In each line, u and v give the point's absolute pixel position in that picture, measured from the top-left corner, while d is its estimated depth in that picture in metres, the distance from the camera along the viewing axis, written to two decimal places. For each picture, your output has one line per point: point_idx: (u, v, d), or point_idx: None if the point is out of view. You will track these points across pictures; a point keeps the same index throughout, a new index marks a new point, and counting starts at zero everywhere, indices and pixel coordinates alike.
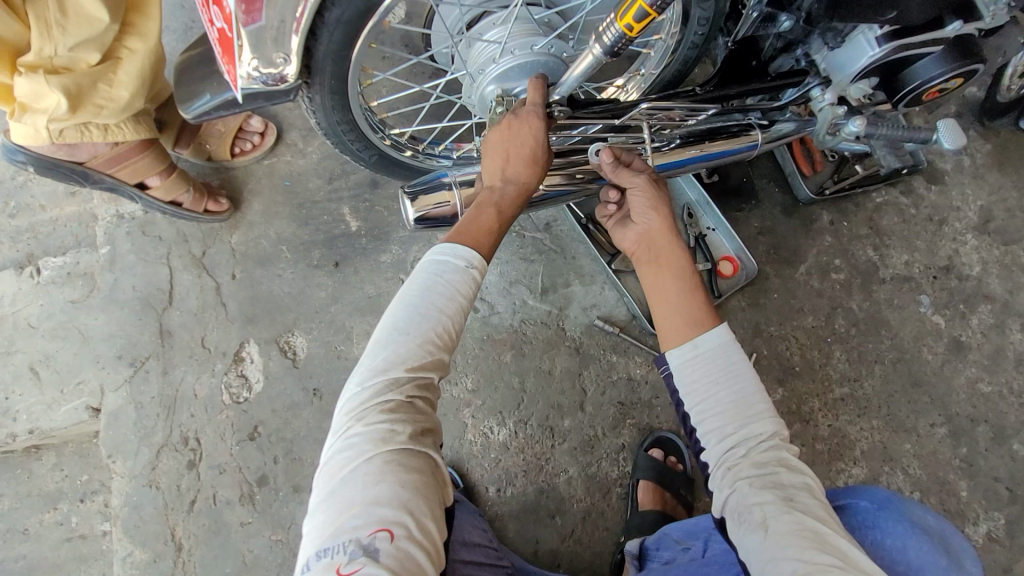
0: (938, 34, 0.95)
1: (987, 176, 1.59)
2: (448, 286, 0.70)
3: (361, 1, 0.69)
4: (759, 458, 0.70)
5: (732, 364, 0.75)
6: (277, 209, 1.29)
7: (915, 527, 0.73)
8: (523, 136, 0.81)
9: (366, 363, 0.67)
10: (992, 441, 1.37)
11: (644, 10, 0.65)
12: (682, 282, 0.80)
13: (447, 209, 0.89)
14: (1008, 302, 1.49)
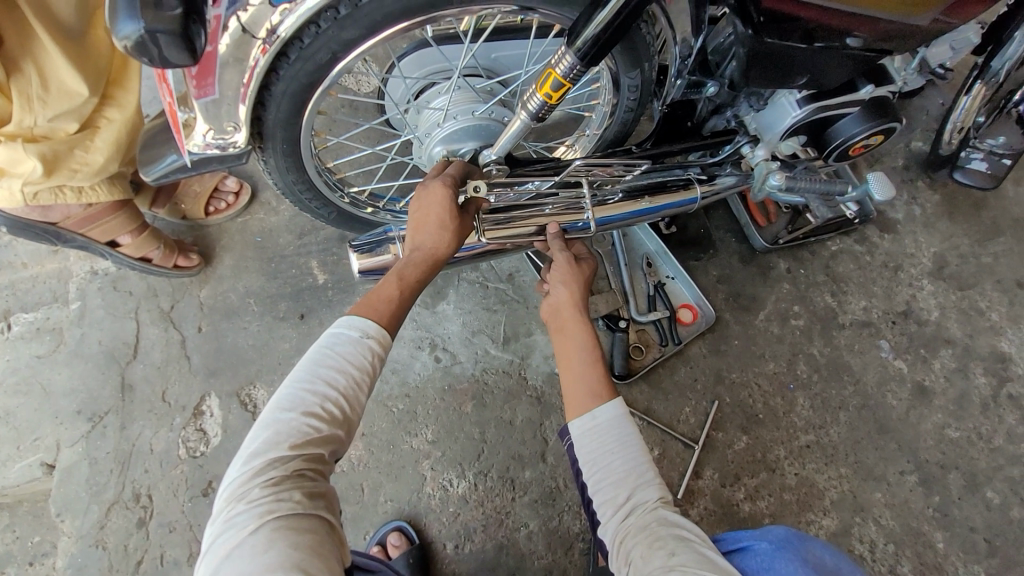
0: (852, 96, 1.03)
1: (938, 224, 1.65)
2: (339, 357, 0.76)
3: (303, 77, 0.74)
4: (646, 523, 0.74)
5: (624, 435, 0.80)
6: (247, 263, 1.34)
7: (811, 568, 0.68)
8: (433, 207, 0.88)
9: (252, 443, 0.71)
10: (964, 489, 1.36)
11: (559, 81, 0.73)
12: (582, 354, 0.87)
13: (389, 260, 0.95)
14: (969, 346, 1.51)
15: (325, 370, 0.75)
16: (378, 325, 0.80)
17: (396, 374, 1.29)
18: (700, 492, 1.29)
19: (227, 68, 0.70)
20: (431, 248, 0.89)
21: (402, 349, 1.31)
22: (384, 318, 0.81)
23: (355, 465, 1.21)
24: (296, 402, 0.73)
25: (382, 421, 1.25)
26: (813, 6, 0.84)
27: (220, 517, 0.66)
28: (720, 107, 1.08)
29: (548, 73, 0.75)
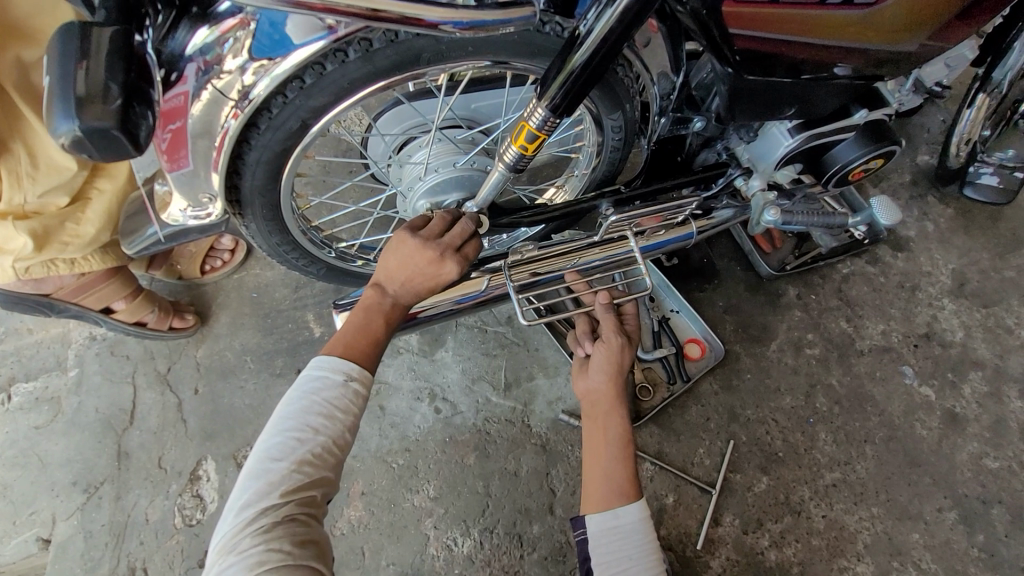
0: (846, 121, 1.00)
1: (954, 240, 1.58)
2: (324, 403, 0.74)
3: (276, 144, 0.74)
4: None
5: (643, 542, 0.80)
6: (243, 320, 1.33)
7: None
8: (423, 273, 0.83)
9: (243, 492, 0.68)
10: (1011, 525, 1.26)
11: (533, 133, 0.71)
12: (615, 457, 0.86)
13: None
14: (1000, 367, 1.43)
15: (310, 415, 0.72)
16: (359, 365, 0.78)
17: (396, 428, 1.25)
18: (721, 540, 1.22)
19: (198, 139, 0.70)
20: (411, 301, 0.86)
21: (401, 401, 1.28)
22: (367, 362, 0.79)
23: (355, 527, 1.16)
24: (286, 450, 0.70)
25: (382, 478, 1.20)
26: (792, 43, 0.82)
27: (213, 568, 0.64)
28: (711, 141, 1.05)
29: (521, 124, 0.73)
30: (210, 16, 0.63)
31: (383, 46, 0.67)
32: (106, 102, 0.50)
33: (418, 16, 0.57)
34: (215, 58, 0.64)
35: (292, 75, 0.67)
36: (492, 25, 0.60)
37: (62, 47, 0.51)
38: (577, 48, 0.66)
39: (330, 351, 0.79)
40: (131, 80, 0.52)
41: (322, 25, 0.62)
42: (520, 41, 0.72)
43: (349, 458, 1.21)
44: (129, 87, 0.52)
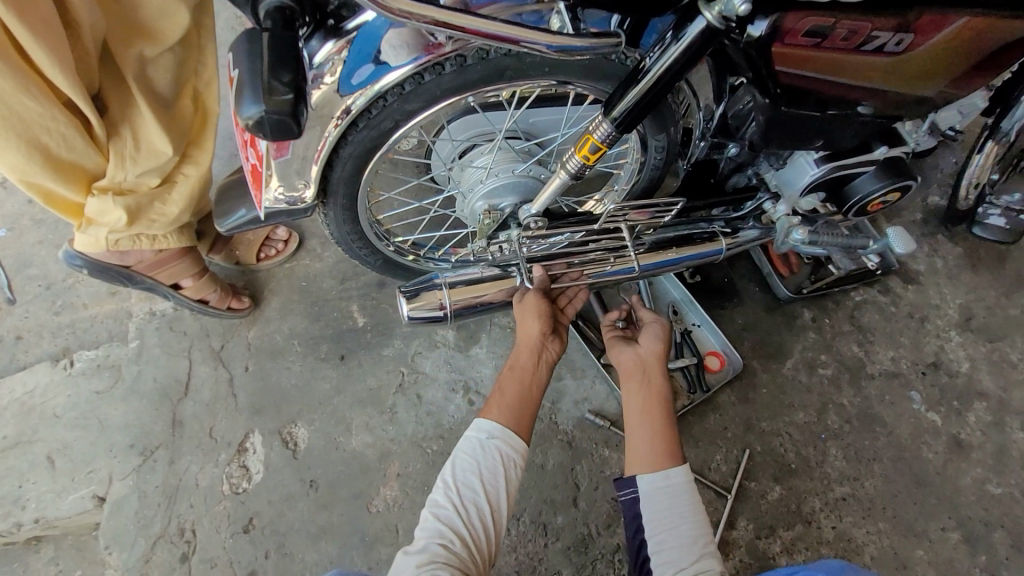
0: (867, 156, 1.10)
1: (962, 276, 1.67)
2: (502, 447, 0.89)
3: (369, 141, 0.84)
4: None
5: (689, 503, 0.92)
6: (292, 307, 1.42)
7: None
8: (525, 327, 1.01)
9: (443, 484, 0.86)
10: (1013, 548, 1.32)
11: (596, 145, 0.81)
12: (660, 426, 0.97)
13: (438, 307, 1.01)
14: (1003, 399, 1.50)
15: (467, 473, 0.86)
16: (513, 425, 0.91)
17: (432, 416, 1.32)
18: (734, 543, 1.28)
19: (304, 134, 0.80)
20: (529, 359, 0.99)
21: (437, 391, 1.35)
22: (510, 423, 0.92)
23: (390, 505, 1.22)
24: (474, 468, 0.86)
25: (417, 462, 1.27)
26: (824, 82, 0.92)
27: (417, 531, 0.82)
28: (742, 166, 1.14)
29: (585, 137, 0.82)
30: (340, 33, 0.73)
31: (475, 63, 0.77)
32: (274, 94, 0.61)
33: (523, 39, 0.67)
34: (319, 74, 0.74)
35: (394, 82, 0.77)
36: (580, 50, 0.70)
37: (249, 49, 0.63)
38: (641, 78, 0.75)
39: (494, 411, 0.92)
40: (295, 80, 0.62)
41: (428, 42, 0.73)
42: (587, 67, 0.83)
43: (388, 441, 1.29)
44: (295, 84, 0.62)
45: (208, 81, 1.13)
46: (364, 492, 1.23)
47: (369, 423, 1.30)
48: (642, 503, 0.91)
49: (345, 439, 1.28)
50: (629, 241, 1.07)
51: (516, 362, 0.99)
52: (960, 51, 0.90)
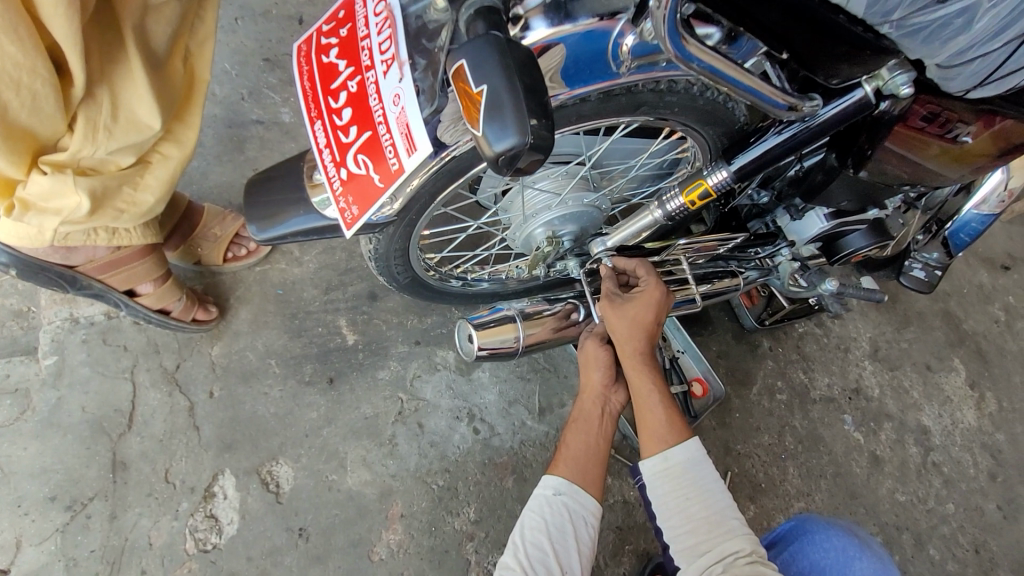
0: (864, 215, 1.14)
1: (887, 308, 1.90)
2: (572, 509, 0.82)
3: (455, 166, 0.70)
4: (741, 572, 0.77)
5: (700, 477, 0.86)
6: (267, 318, 1.21)
7: (844, 545, 0.88)
8: (589, 379, 0.93)
9: (513, 549, 0.79)
10: (915, 547, 1.58)
11: (706, 189, 0.82)
12: (668, 408, 0.89)
13: (510, 346, 0.92)
14: (903, 419, 1.73)
15: (536, 531, 0.79)
16: (576, 484, 0.84)
17: (435, 447, 1.17)
18: None
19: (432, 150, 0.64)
20: (597, 411, 0.92)
21: (439, 420, 1.20)
22: (585, 483, 0.85)
23: (394, 551, 1.08)
24: (545, 531, 0.80)
25: (423, 500, 1.13)
26: (915, 164, 0.92)
27: None
28: (763, 212, 1.21)
29: (695, 182, 0.84)
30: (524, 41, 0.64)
31: (621, 94, 0.71)
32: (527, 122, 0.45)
33: (737, 82, 0.63)
34: None
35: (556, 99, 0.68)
36: (770, 102, 0.67)
37: (495, 48, 0.46)
38: (749, 146, 0.79)
39: (559, 466, 0.86)
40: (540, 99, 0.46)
41: (615, 66, 0.66)
42: (708, 112, 0.80)
43: (388, 477, 1.13)
44: (540, 106, 0.46)
45: (204, 40, 0.91)
46: (364, 538, 1.08)
47: (366, 458, 1.14)
48: (649, 487, 0.88)
49: (338, 478, 1.11)
50: (686, 269, 1.12)
51: (580, 412, 0.92)
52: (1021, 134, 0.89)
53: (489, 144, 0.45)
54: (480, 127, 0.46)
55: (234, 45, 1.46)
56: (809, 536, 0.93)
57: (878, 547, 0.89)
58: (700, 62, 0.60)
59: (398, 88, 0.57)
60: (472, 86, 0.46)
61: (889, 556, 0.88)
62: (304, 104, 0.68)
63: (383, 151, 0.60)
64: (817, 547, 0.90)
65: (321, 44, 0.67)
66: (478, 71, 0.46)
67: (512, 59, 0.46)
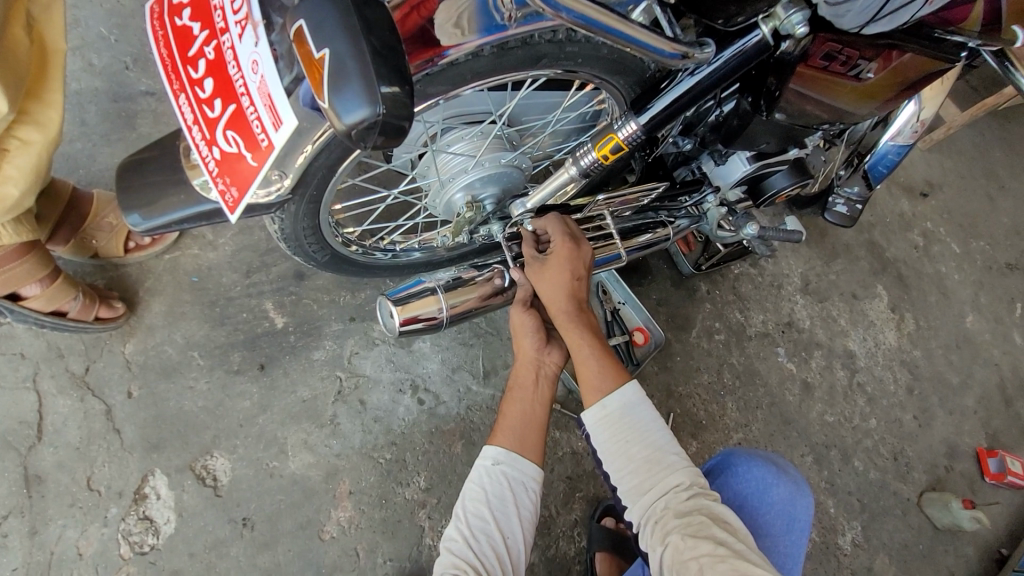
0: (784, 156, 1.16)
1: (817, 243, 1.97)
2: (513, 477, 0.83)
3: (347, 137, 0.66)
4: (683, 507, 0.80)
5: (641, 416, 0.87)
6: (183, 309, 1.13)
7: (766, 474, 0.92)
8: (522, 347, 0.92)
9: (456, 521, 0.80)
10: (843, 462, 1.72)
11: (619, 144, 0.80)
12: (603, 356, 0.89)
13: (436, 317, 0.90)
14: (831, 346, 1.85)
15: (476, 502, 0.80)
16: (513, 452, 0.84)
17: (379, 422, 1.16)
18: None
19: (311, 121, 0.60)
20: (530, 378, 0.90)
21: (381, 394, 1.18)
22: (520, 449, 0.85)
23: (345, 528, 1.08)
24: (485, 501, 0.80)
25: (370, 475, 1.12)
26: (823, 104, 0.93)
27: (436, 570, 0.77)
28: (688, 158, 1.20)
29: (608, 136, 0.81)
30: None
31: (517, 47, 0.67)
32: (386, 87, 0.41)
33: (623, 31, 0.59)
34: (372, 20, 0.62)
35: (448, 57, 0.65)
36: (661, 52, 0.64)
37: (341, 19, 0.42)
38: (660, 94, 0.77)
39: (496, 436, 0.86)
40: (402, 65, 0.43)
41: (497, 16, 0.63)
42: (615, 60, 0.77)
43: (332, 458, 1.12)
44: (396, 71, 0.42)
45: (46, 4, 0.82)
46: (313, 520, 1.07)
47: (307, 441, 1.11)
48: (592, 436, 0.88)
49: (279, 465, 1.09)
50: (609, 227, 1.11)
51: (515, 381, 0.91)
52: (918, 69, 0.91)
53: (340, 117, 0.42)
54: (325, 98, 0.41)
55: (108, 7, 1.30)
56: (731, 468, 0.95)
57: (787, 464, 0.95)
58: (572, 14, 0.56)
59: (255, 53, 0.51)
60: (312, 52, 0.42)
61: (796, 471, 0.95)
62: (164, 76, 0.61)
63: (251, 125, 0.54)
64: (739, 479, 0.93)
65: (173, 5, 0.59)
66: (323, 38, 0.42)
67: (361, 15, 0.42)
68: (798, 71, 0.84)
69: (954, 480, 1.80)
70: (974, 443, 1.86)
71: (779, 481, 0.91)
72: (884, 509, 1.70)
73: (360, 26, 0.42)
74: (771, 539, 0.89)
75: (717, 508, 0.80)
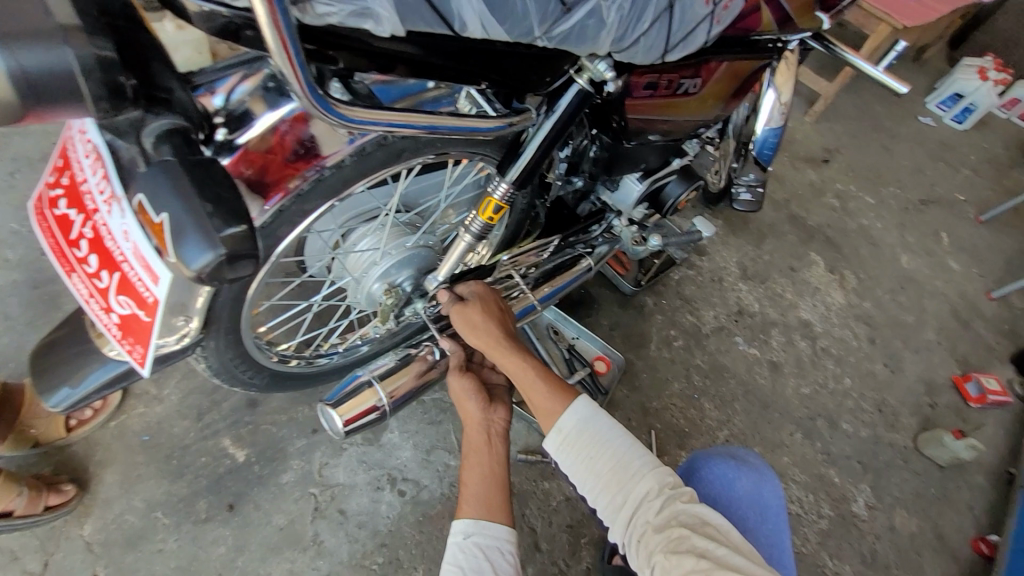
0: (670, 168, 1.25)
1: (741, 230, 2.09)
2: (487, 546, 0.82)
3: None
4: (660, 519, 0.79)
5: (598, 430, 0.88)
6: (139, 471, 1.12)
7: (729, 469, 0.93)
8: (467, 411, 0.94)
9: None
10: (832, 428, 1.74)
11: (498, 205, 0.86)
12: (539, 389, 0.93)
13: (371, 407, 0.92)
14: (785, 321, 1.92)
15: None
16: (481, 520, 0.84)
17: (364, 527, 1.14)
18: None
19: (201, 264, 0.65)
20: (480, 439, 0.92)
21: (360, 498, 1.17)
22: (485, 514, 0.85)
23: None
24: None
25: None
26: (670, 121, 1.05)
27: None
28: (585, 194, 1.26)
29: (488, 200, 0.87)
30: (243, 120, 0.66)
31: (375, 149, 0.75)
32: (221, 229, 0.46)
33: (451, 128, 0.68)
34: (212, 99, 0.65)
35: (315, 168, 0.72)
36: (486, 131, 0.72)
37: (169, 182, 0.47)
38: (522, 152, 0.85)
39: (462, 510, 0.86)
40: (239, 204, 0.49)
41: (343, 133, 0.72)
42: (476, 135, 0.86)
43: None
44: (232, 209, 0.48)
45: None
46: None
47: (292, 569, 1.08)
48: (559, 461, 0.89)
49: None
50: (519, 281, 1.12)
51: (468, 447, 0.92)
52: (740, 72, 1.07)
53: (187, 265, 0.47)
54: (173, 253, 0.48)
55: (16, 202, 1.35)
56: (696, 472, 0.97)
57: (747, 453, 0.96)
58: (379, 122, 0.61)
59: (124, 224, 0.56)
60: (152, 216, 0.48)
61: (757, 458, 0.96)
62: (54, 260, 0.65)
63: (135, 286, 0.58)
64: (705, 482, 0.95)
65: (49, 197, 0.64)
66: (156, 203, 0.48)
67: (191, 160, 0.49)
68: (631, 104, 0.95)
69: (942, 415, 1.84)
70: (947, 373, 1.93)
71: (740, 473, 0.92)
72: (886, 463, 1.71)
73: (188, 174, 0.48)
74: (750, 532, 0.89)
75: (703, 515, 0.79)
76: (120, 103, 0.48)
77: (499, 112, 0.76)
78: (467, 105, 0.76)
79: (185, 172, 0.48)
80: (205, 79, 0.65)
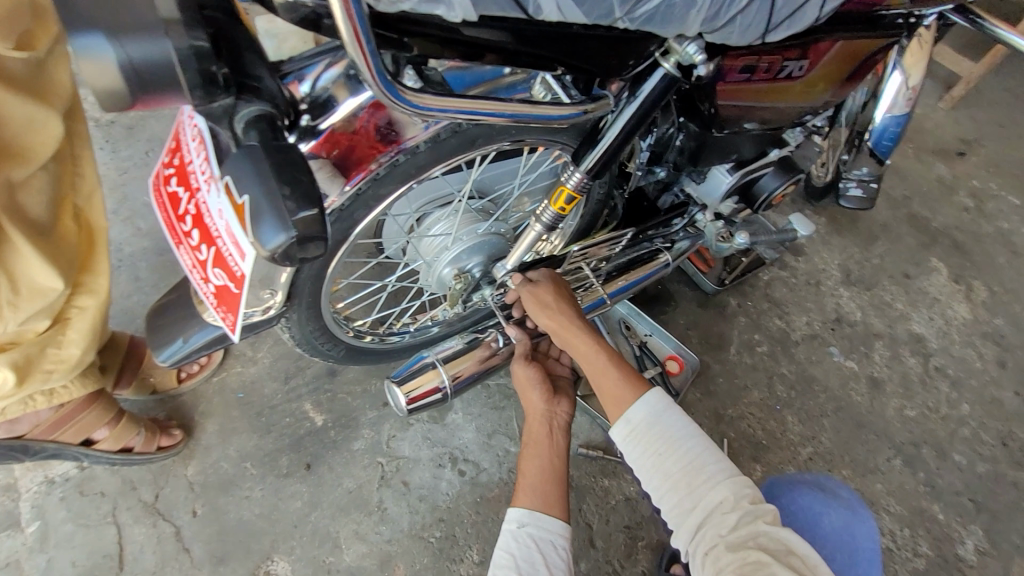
0: (766, 159, 1.15)
1: (847, 230, 1.88)
2: (540, 538, 0.82)
3: None
4: (734, 535, 0.74)
5: (671, 429, 0.84)
6: (234, 424, 1.24)
7: (815, 503, 0.88)
8: (530, 401, 0.94)
9: None
10: (940, 459, 1.53)
11: (571, 195, 0.83)
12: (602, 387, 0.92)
13: (435, 387, 0.95)
14: (892, 334, 1.71)
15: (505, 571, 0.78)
16: (536, 511, 0.84)
17: (425, 500, 1.19)
18: None
19: None
20: (541, 430, 0.92)
21: (423, 472, 1.21)
22: (540, 505, 0.85)
23: None
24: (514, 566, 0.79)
25: (423, 556, 1.14)
26: (767, 108, 0.95)
27: None
28: (668, 185, 1.19)
29: (560, 189, 0.85)
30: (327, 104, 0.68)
31: (449, 136, 0.76)
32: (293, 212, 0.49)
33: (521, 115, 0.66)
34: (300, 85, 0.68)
35: (390, 154, 0.74)
36: (557, 119, 0.69)
37: (252, 165, 0.50)
38: (598, 141, 0.82)
39: (519, 498, 0.86)
40: (313, 188, 0.51)
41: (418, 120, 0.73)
42: None
43: (384, 544, 1.14)
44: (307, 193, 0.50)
45: (89, 194, 0.98)
46: None
47: (358, 531, 1.15)
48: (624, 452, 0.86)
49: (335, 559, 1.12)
50: (588, 274, 1.09)
51: (529, 437, 0.92)
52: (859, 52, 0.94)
53: (264, 244, 0.50)
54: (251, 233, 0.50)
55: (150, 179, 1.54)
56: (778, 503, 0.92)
57: (839, 491, 0.91)
58: (448, 109, 0.61)
59: (219, 203, 0.61)
60: (237, 198, 0.52)
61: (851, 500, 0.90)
62: (168, 232, 0.73)
63: (227, 260, 0.63)
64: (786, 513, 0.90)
65: (164, 176, 0.71)
66: (240, 185, 0.51)
67: (273, 145, 0.52)
68: (723, 89, 0.88)
69: None
70: None
71: (827, 509, 0.87)
72: (1006, 507, 1.49)
73: (268, 158, 0.50)
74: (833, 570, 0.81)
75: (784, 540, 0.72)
76: (214, 91, 0.52)
77: (575, 98, 0.73)
78: (542, 92, 0.74)
79: (266, 156, 0.51)
80: (295, 66, 0.68)
